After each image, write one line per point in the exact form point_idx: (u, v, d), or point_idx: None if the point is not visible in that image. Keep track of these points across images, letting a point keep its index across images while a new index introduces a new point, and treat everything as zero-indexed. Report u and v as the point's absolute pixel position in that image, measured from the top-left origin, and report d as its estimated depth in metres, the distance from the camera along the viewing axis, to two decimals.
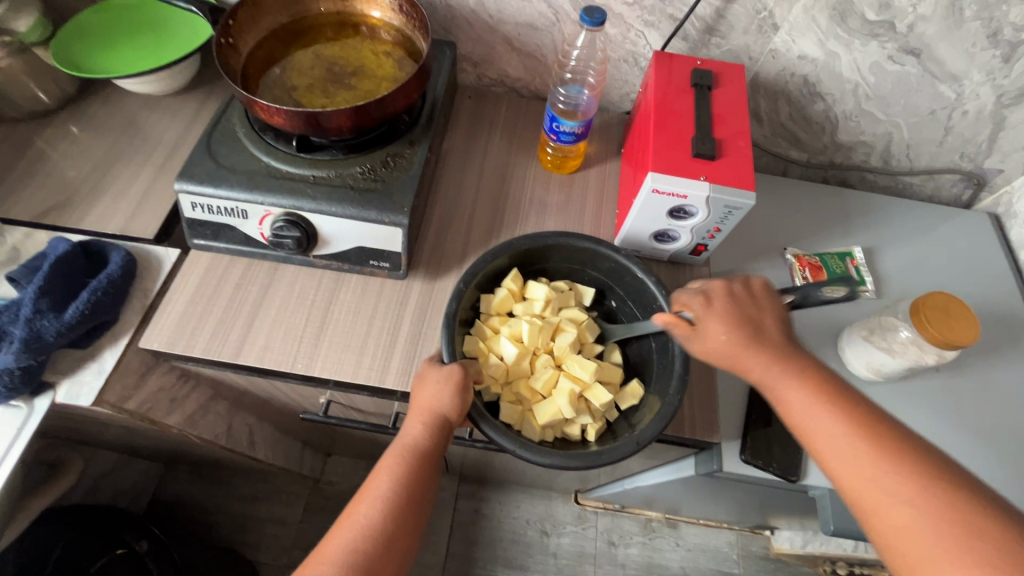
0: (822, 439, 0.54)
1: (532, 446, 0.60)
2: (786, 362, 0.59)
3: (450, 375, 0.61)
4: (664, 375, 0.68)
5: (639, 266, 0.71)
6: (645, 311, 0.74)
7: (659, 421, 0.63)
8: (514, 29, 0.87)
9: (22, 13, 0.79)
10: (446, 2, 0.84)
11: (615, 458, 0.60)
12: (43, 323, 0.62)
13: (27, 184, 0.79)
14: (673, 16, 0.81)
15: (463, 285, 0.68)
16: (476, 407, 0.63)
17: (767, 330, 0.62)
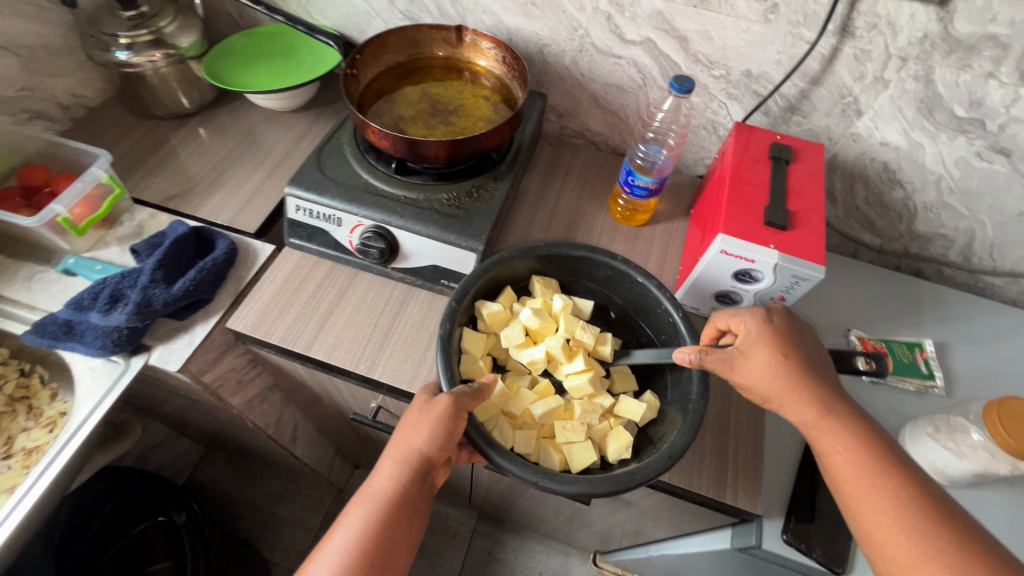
0: (859, 491, 0.57)
1: (558, 476, 0.59)
2: (830, 403, 0.61)
3: (432, 410, 0.60)
4: (684, 390, 0.68)
5: (638, 270, 0.73)
6: (646, 317, 0.76)
7: (686, 433, 0.62)
8: (602, 88, 0.93)
9: (187, 32, 0.92)
10: (544, 58, 0.92)
11: (649, 478, 0.59)
12: (155, 291, 0.69)
13: (159, 173, 0.90)
14: (757, 92, 0.85)
15: (457, 303, 0.68)
16: (482, 437, 0.60)
17: (814, 365, 0.63)
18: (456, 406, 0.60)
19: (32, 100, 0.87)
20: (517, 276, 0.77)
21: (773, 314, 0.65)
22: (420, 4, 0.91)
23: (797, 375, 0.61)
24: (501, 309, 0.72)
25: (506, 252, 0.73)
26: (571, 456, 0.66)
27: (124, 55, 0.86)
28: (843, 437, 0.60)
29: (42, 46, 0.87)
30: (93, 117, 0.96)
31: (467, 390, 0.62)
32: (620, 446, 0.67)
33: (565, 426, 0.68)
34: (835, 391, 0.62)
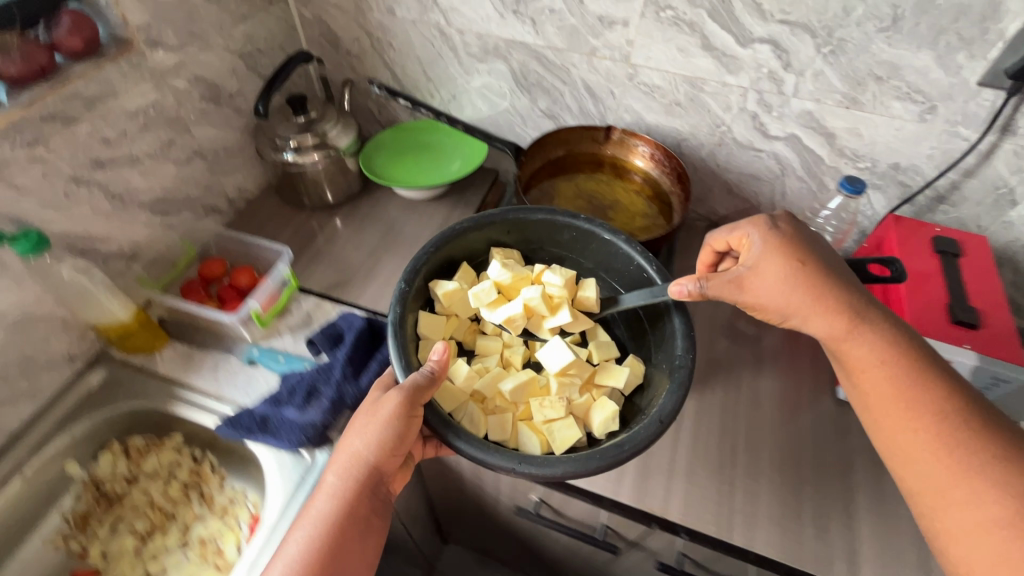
0: (889, 405, 0.59)
1: (536, 460, 0.60)
2: (849, 307, 0.62)
3: (381, 411, 0.62)
4: (669, 351, 0.72)
5: (601, 228, 0.76)
6: (619, 276, 0.79)
7: (676, 394, 0.65)
8: (737, 177, 0.96)
9: (344, 133, 0.99)
10: (680, 149, 0.96)
11: (637, 447, 0.61)
12: (347, 387, 0.74)
13: (318, 262, 0.96)
14: (904, 182, 0.86)
15: (408, 285, 0.72)
16: (439, 420, 0.63)
17: (830, 272, 0.65)
18: (410, 399, 0.62)
19: (210, 197, 0.95)
20: (474, 252, 0.81)
21: (780, 225, 0.69)
22: (562, 103, 0.97)
23: (814, 280, 0.63)
24: (456, 288, 0.74)
25: (460, 225, 0.77)
26: (554, 436, 0.68)
27: (291, 156, 0.94)
28: (869, 345, 0.61)
29: (223, 149, 0.94)
30: (253, 208, 1.04)
31: (422, 379, 0.63)
32: (606, 418, 0.69)
33: (541, 404, 0.70)
34: (855, 296, 0.63)
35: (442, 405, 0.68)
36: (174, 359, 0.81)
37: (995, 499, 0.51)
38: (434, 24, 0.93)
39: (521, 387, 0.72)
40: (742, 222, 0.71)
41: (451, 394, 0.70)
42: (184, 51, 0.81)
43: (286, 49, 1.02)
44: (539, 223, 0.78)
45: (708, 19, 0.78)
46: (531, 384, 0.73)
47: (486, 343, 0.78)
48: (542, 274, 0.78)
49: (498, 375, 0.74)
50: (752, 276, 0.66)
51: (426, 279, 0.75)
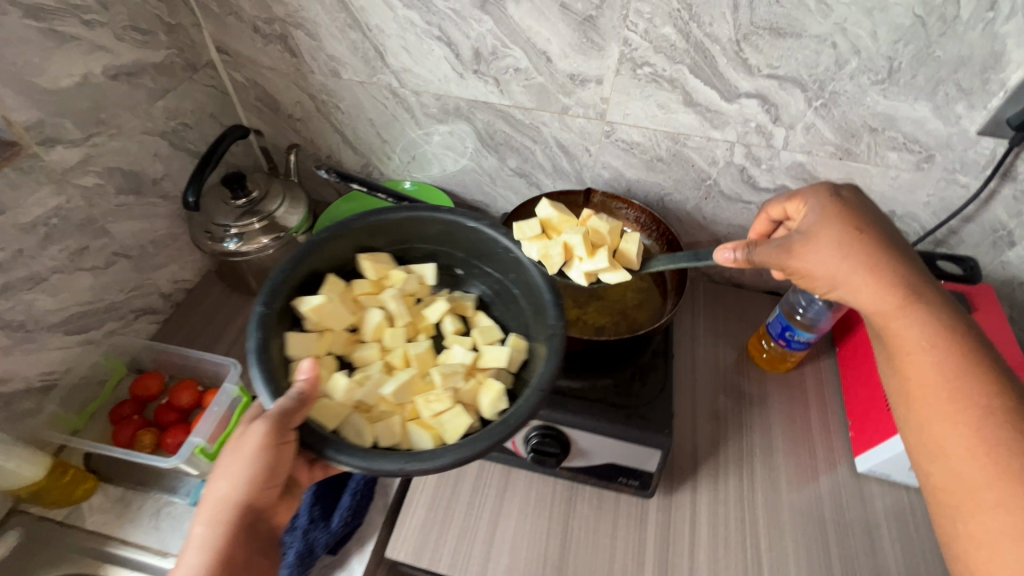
0: (929, 396, 0.45)
1: (425, 454, 0.48)
2: (908, 284, 0.49)
3: (246, 440, 0.47)
4: (541, 318, 0.61)
5: (467, 215, 0.64)
6: (494, 266, 0.67)
7: (553, 359, 0.55)
8: (726, 230, 0.90)
9: (295, 211, 0.88)
10: (663, 205, 0.89)
11: (523, 419, 0.51)
12: (316, 534, 0.62)
13: None
14: (900, 229, 0.81)
15: (263, 306, 0.55)
16: (319, 437, 0.49)
17: (893, 243, 0.52)
18: (280, 423, 0.47)
19: (139, 298, 0.82)
20: (339, 263, 0.66)
21: (844, 196, 0.55)
22: (534, 162, 0.88)
23: (877, 251, 0.50)
24: (324, 298, 0.59)
25: (316, 235, 0.61)
26: (444, 428, 0.56)
27: (233, 245, 0.82)
28: (923, 327, 0.47)
29: (151, 242, 0.82)
30: (193, 299, 0.91)
31: (290, 401, 0.48)
32: (494, 398, 0.57)
33: (427, 398, 0.58)
34: (919, 275, 0.50)
35: (321, 426, 0.51)
36: (106, 509, 0.68)
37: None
38: (385, 85, 0.84)
39: (403, 386, 0.59)
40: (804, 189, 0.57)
41: (331, 411, 0.54)
42: (92, 143, 0.69)
43: (219, 118, 0.90)
44: (400, 222, 0.65)
45: (690, 75, 0.71)
46: (415, 381, 0.60)
47: (363, 354, 0.64)
48: (588, 220, 0.66)
49: (379, 379, 0.60)
50: (806, 248, 0.52)
51: (289, 298, 0.59)
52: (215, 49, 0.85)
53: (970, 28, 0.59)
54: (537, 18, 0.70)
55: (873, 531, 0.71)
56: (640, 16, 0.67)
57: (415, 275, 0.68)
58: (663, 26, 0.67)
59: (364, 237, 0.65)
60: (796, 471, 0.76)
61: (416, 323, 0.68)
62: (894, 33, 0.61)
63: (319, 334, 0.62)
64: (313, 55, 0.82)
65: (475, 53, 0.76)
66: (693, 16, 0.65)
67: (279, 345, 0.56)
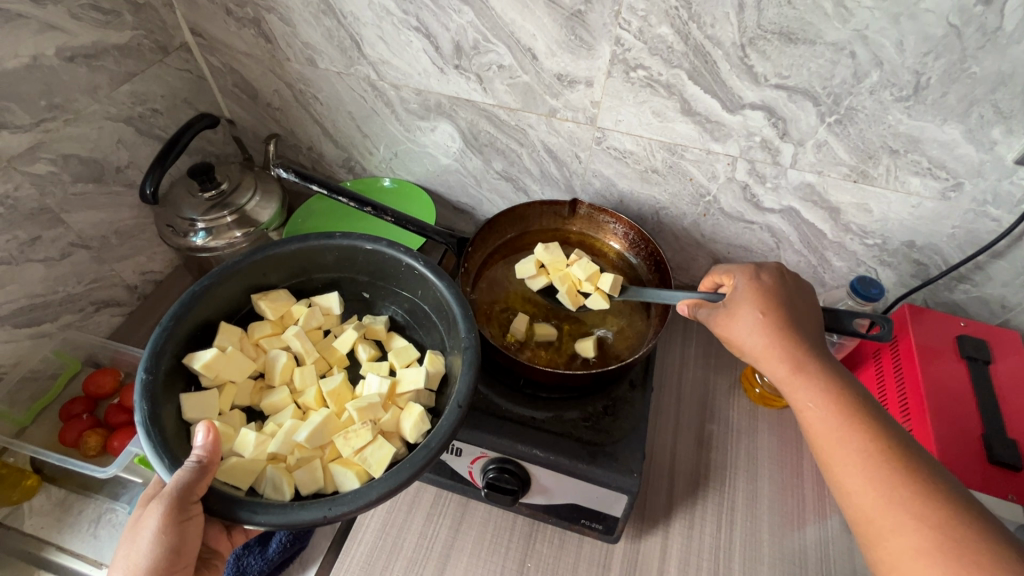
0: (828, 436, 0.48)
1: (347, 496, 0.46)
2: (809, 349, 0.53)
3: (144, 529, 0.45)
4: (453, 332, 0.60)
5: (362, 237, 0.63)
6: (404, 285, 0.66)
7: (468, 372, 0.54)
8: (725, 249, 0.83)
9: (268, 205, 0.84)
10: (658, 219, 0.82)
11: (444, 438, 0.49)
12: (249, 560, 0.60)
13: None
14: (919, 261, 0.73)
15: (147, 371, 0.52)
16: (224, 502, 0.46)
17: (802, 320, 0.55)
18: (178, 502, 0.45)
19: (101, 290, 0.79)
20: (230, 309, 0.63)
21: (765, 275, 0.59)
22: (520, 166, 0.82)
23: (791, 324, 0.54)
24: (216, 351, 0.56)
25: (194, 285, 0.58)
26: (369, 463, 0.53)
27: (200, 239, 0.78)
28: (815, 385, 0.50)
29: (114, 232, 0.79)
30: (162, 291, 0.88)
31: (187, 473, 0.46)
32: (414, 421, 0.55)
33: (346, 435, 0.55)
34: (818, 342, 0.54)
35: (231, 487, 0.50)
36: (44, 512, 0.66)
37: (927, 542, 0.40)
38: (363, 77, 0.78)
39: (318, 428, 0.55)
40: (725, 267, 0.62)
41: (243, 470, 0.52)
42: (44, 128, 0.66)
43: (193, 104, 0.86)
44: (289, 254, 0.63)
45: (688, 81, 0.64)
46: (331, 420, 0.57)
47: (272, 400, 0.60)
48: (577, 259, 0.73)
49: (291, 425, 0.57)
50: (729, 317, 0.57)
51: (177, 357, 0.56)
52: (189, 31, 0.81)
53: (1014, 42, 0.51)
54: (521, 11, 0.63)
55: None
56: (634, 13, 0.60)
57: (318, 307, 0.66)
58: (658, 25, 0.60)
59: (252, 276, 0.63)
60: (782, 519, 0.69)
61: (328, 356, 0.65)
62: (924, 44, 0.53)
63: (219, 389, 0.58)
64: (288, 42, 0.77)
65: (456, 47, 0.70)
66: (693, 16, 0.58)
67: (172, 412, 0.53)
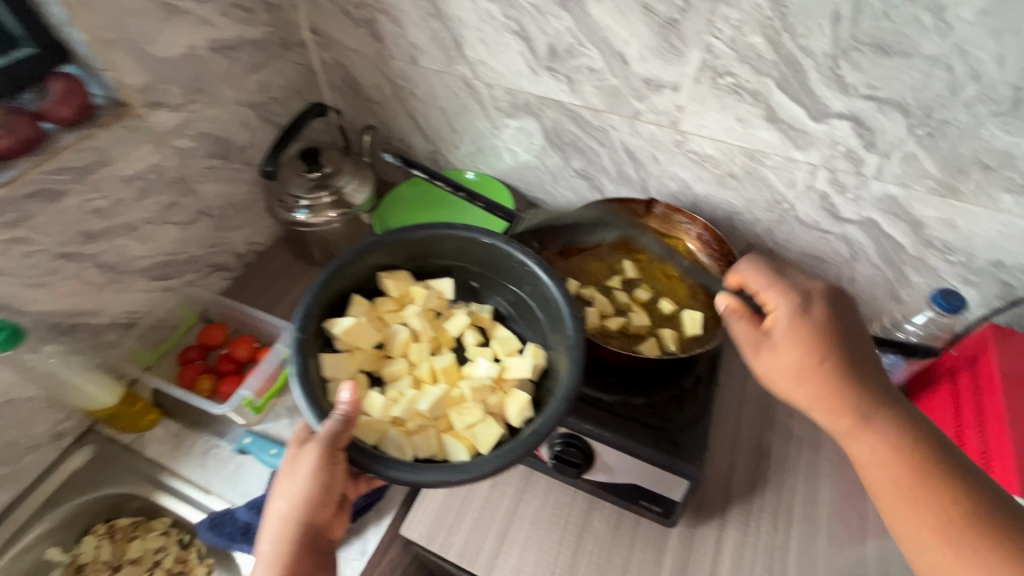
0: (896, 496, 0.49)
1: (463, 464, 0.52)
2: (868, 402, 0.51)
3: (301, 467, 0.53)
4: (557, 325, 0.64)
5: (483, 232, 0.67)
6: (509, 277, 0.70)
7: (574, 368, 0.58)
8: (797, 258, 0.83)
9: (362, 188, 0.91)
10: (731, 224, 0.84)
11: (553, 424, 0.54)
12: None
13: None
14: (1006, 281, 0.71)
15: (299, 330, 0.59)
16: (360, 453, 0.53)
17: (852, 364, 0.52)
18: (329, 447, 0.52)
19: (216, 255, 0.89)
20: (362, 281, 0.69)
21: (812, 301, 0.54)
22: (598, 165, 0.86)
23: (847, 361, 0.52)
24: (355, 319, 0.63)
25: (339, 259, 0.65)
26: (477, 439, 0.59)
27: (302, 216, 0.87)
28: (876, 440, 0.50)
29: (231, 204, 0.89)
30: (263, 262, 0.98)
31: (334, 424, 0.53)
32: (520, 406, 0.61)
33: (460, 410, 0.62)
34: (871, 384, 0.52)
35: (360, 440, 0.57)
36: (163, 441, 0.75)
37: None
38: (460, 75, 0.85)
39: (437, 401, 0.62)
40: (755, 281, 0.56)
41: (370, 427, 0.58)
42: (190, 108, 0.76)
43: (304, 95, 0.96)
44: (416, 239, 0.68)
45: (775, 89, 0.66)
46: (446, 395, 0.63)
47: (391, 369, 0.67)
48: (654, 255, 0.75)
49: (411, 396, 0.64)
50: (769, 357, 0.54)
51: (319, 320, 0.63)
52: (308, 29, 0.90)
53: None
54: (617, 19, 0.68)
55: None
56: (728, 22, 0.63)
57: (434, 289, 0.71)
58: (751, 34, 0.63)
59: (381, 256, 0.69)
60: (841, 528, 0.69)
61: (439, 335, 0.71)
62: None
63: (349, 352, 0.65)
64: (396, 41, 0.85)
65: (550, 50, 0.75)
66: (786, 26, 0.61)
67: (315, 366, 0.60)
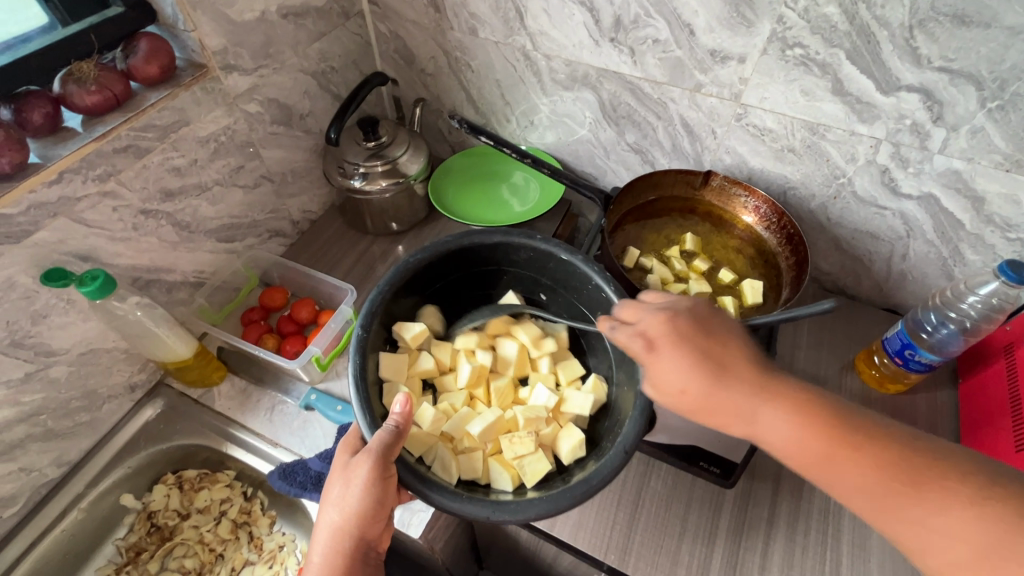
0: (841, 484, 0.47)
1: (509, 506, 0.53)
2: (731, 387, 0.51)
3: (355, 479, 0.54)
4: (625, 364, 0.64)
5: (560, 249, 0.68)
6: (579, 297, 0.71)
7: (639, 418, 0.58)
8: (850, 234, 0.84)
9: (416, 159, 0.91)
10: (786, 199, 0.84)
11: (606, 480, 0.54)
12: None
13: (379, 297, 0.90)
14: None
15: (364, 331, 0.62)
16: (414, 476, 0.54)
17: (702, 356, 0.52)
18: (382, 460, 0.54)
19: (275, 220, 0.92)
20: (433, 275, 0.71)
21: (643, 315, 0.56)
22: (653, 139, 0.87)
23: (709, 377, 0.51)
24: (422, 328, 0.67)
25: (410, 256, 0.67)
26: (523, 471, 0.60)
27: (358, 183, 0.87)
28: (783, 429, 0.49)
29: (290, 171, 0.90)
30: (317, 230, 1.00)
31: (386, 435, 0.54)
32: (574, 444, 0.62)
33: (511, 439, 0.62)
34: (716, 373, 0.51)
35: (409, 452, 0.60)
36: (231, 396, 0.78)
37: (978, 534, 0.41)
38: (519, 47, 0.86)
39: (489, 426, 0.63)
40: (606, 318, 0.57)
41: (419, 439, 0.61)
42: (259, 73, 0.77)
43: (360, 66, 0.97)
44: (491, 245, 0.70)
45: (845, 61, 0.67)
46: (500, 420, 0.65)
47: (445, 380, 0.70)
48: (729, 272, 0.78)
49: (465, 416, 0.65)
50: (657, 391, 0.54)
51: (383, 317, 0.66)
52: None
53: None
54: None
55: None
56: None
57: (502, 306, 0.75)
58: (825, 4, 0.63)
59: (453, 257, 0.70)
60: None
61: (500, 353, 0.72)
62: None
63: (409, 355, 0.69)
64: (456, 12, 0.86)
65: (615, 21, 0.76)
66: None
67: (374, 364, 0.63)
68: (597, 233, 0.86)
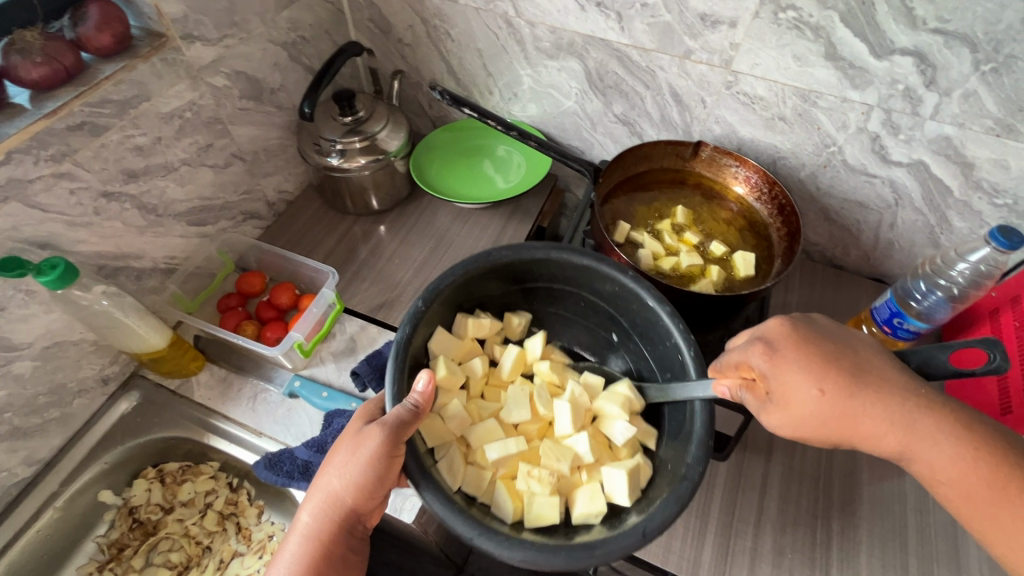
0: (972, 499, 0.49)
1: (498, 538, 0.49)
2: (873, 395, 0.50)
3: (363, 449, 0.52)
4: (680, 439, 0.57)
5: (649, 293, 0.61)
6: (651, 351, 0.65)
7: (672, 506, 0.51)
8: (839, 204, 0.83)
9: (397, 135, 0.87)
10: (775, 169, 0.83)
11: (609, 557, 0.48)
12: None
13: (362, 279, 0.87)
14: None
15: (423, 304, 0.60)
16: (417, 467, 0.52)
17: (846, 365, 0.51)
18: (393, 438, 0.52)
19: (249, 202, 0.87)
20: (516, 274, 0.66)
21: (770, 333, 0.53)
22: (641, 110, 0.84)
23: (850, 383, 0.50)
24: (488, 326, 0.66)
25: (502, 251, 0.63)
26: (529, 508, 0.56)
27: (336, 160, 0.83)
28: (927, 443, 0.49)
29: (263, 149, 0.86)
30: (295, 211, 0.96)
31: (403, 413, 0.53)
32: (589, 511, 0.57)
33: (529, 473, 0.58)
34: (858, 381, 0.50)
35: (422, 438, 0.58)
36: (210, 386, 0.75)
37: None
38: (501, 13, 0.82)
39: (510, 451, 0.60)
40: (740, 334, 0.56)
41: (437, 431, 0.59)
42: (225, 43, 0.72)
43: (333, 36, 0.92)
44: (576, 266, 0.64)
45: (840, 24, 0.65)
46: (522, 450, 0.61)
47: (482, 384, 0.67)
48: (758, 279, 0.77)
49: (490, 429, 0.62)
50: (780, 410, 0.51)
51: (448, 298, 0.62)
52: None
53: None
54: None
55: (958, 535, 0.65)
56: None
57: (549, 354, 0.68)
58: None
59: (534, 268, 0.66)
60: (883, 462, 0.70)
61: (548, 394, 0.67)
62: None
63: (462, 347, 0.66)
64: None
65: None
66: None
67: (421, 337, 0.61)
68: (585, 209, 0.84)
